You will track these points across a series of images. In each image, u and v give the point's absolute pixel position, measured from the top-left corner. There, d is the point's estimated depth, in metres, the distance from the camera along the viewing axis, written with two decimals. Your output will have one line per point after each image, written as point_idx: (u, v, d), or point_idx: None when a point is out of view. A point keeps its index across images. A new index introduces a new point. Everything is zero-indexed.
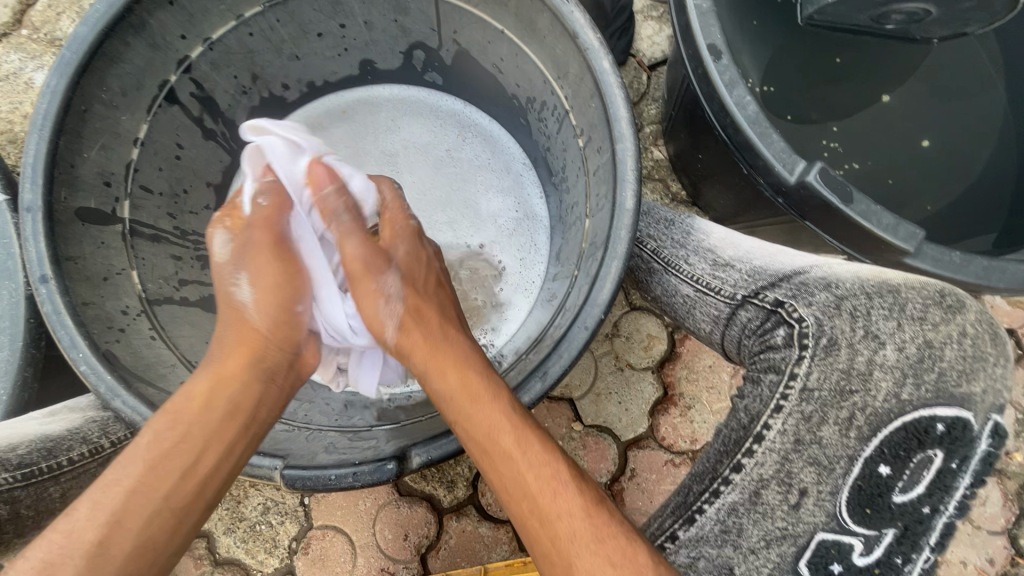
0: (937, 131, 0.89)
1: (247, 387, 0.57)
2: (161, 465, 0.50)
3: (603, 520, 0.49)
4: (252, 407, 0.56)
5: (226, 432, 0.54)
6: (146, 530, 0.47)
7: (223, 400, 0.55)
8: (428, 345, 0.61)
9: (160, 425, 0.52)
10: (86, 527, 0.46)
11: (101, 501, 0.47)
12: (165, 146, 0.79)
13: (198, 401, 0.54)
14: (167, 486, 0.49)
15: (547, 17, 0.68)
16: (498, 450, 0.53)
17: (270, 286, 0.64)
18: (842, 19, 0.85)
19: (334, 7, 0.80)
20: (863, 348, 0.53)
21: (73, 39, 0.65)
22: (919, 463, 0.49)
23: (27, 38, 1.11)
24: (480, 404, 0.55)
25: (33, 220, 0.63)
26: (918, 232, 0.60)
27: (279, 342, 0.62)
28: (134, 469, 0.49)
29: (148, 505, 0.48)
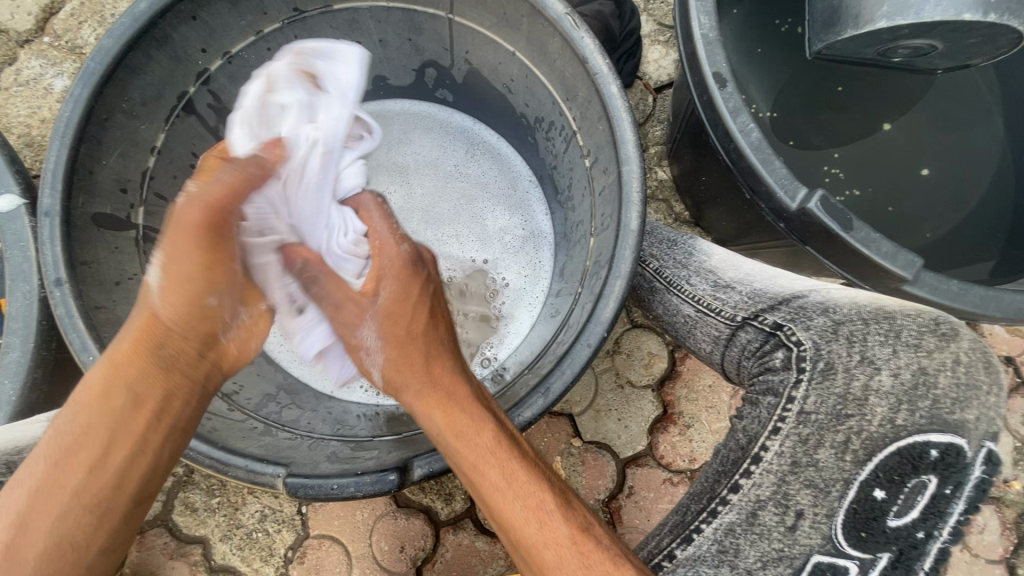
0: (936, 160, 0.90)
1: (145, 375, 0.50)
2: (60, 464, 0.48)
3: (591, 545, 0.50)
4: (150, 396, 0.50)
5: (131, 427, 0.49)
6: (58, 528, 0.47)
7: (123, 389, 0.50)
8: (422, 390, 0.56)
9: (64, 423, 0.49)
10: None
11: (7, 503, 0.48)
12: (180, 155, 0.81)
13: (100, 398, 0.49)
14: (73, 483, 0.48)
15: (557, 41, 0.70)
16: (485, 484, 0.52)
17: (182, 271, 0.50)
18: (849, 54, 0.85)
19: (350, 25, 0.83)
20: (860, 373, 0.54)
21: (98, 51, 0.67)
22: (913, 488, 0.51)
23: (49, 45, 1.14)
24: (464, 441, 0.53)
25: (50, 224, 0.65)
26: (917, 260, 0.61)
27: (186, 331, 0.52)
28: (37, 468, 0.48)
29: (55, 504, 0.47)
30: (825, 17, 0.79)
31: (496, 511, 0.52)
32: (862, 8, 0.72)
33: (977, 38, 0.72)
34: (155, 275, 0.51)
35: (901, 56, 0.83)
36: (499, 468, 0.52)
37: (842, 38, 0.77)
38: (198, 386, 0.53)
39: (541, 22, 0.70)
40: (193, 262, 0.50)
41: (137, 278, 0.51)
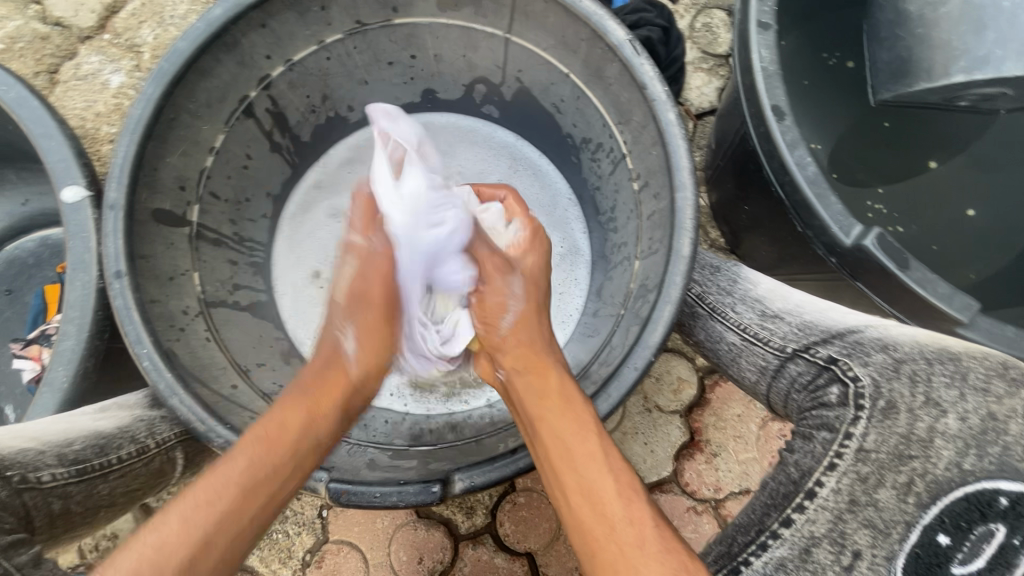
0: (982, 201, 0.90)
1: (327, 424, 0.62)
2: (253, 492, 0.54)
3: (671, 534, 0.50)
4: (321, 447, 0.61)
5: (301, 463, 0.58)
6: (224, 558, 0.51)
7: (311, 436, 0.60)
8: (531, 354, 0.67)
9: (248, 454, 0.55)
10: (176, 539, 0.49)
11: (189, 519, 0.50)
12: (236, 156, 0.83)
13: (280, 421, 0.59)
14: (251, 512, 0.53)
15: (616, 66, 0.71)
16: (569, 448, 0.56)
17: (372, 340, 0.70)
18: (918, 92, 0.86)
19: (408, 40, 0.85)
20: (925, 415, 0.52)
21: (173, 53, 0.69)
22: (980, 537, 0.48)
23: (109, 42, 1.18)
24: (562, 396, 0.60)
25: (115, 218, 0.66)
26: (973, 304, 0.61)
27: (361, 391, 0.68)
28: (227, 492, 0.52)
29: (233, 528, 0.51)
30: (892, 66, 0.88)
31: (575, 475, 0.55)
32: (934, 63, 0.81)
33: None
34: (354, 348, 0.69)
35: (966, 100, 0.88)
36: (582, 432, 0.57)
37: (915, 88, 0.85)
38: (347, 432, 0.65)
39: (600, 46, 0.71)
40: (377, 323, 0.71)
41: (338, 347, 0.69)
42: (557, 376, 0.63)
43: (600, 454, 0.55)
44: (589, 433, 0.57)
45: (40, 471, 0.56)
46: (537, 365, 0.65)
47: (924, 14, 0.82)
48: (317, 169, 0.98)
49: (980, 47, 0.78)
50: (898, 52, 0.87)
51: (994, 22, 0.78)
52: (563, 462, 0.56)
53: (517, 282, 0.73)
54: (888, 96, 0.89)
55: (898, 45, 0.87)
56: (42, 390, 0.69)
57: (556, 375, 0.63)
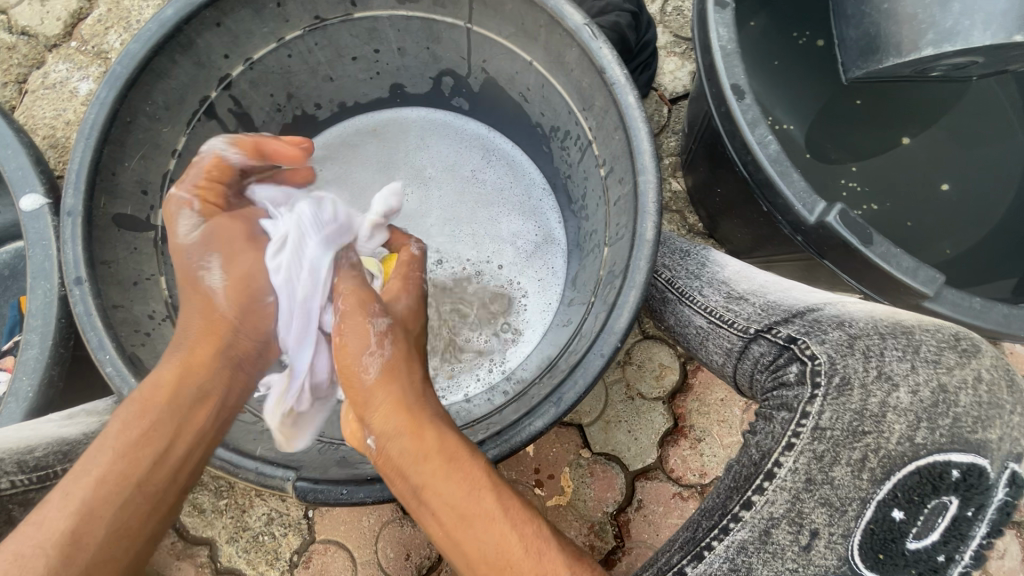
0: (956, 174, 0.89)
1: (210, 380, 0.62)
2: (132, 451, 0.55)
3: (577, 555, 0.52)
4: (214, 392, 0.62)
5: (191, 419, 0.59)
6: (116, 516, 0.52)
7: (189, 389, 0.60)
8: (402, 411, 0.59)
9: (129, 415, 0.56)
10: (51, 524, 0.50)
11: (70, 494, 0.52)
12: (201, 159, 0.82)
13: (165, 394, 0.58)
14: (136, 476, 0.54)
15: (575, 52, 0.71)
16: (459, 516, 0.53)
17: (239, 264, 0.67)
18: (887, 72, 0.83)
19: (370, 34, 0.84)
20: (877, 390, 0.52)
21: (125, 55, 0.68)
22: (932, 510, 0.49)
23: (76, 49, 1.17)
24: (445, 458, 0.55)
25: (73, 224, 0.66)
26: (938, 277, 0.61)
27: (246, 328, 0.67)
28: (104, 455, 0.54)
29: (117, 490, 0.53)
30: (862, 43, 0.82)
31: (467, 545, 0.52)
32: (902, 38, 0.75)
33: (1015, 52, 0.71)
34: (220, 280, 0.66)
35: (939, 70, 0.83)
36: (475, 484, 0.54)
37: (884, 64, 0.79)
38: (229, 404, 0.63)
39: (559, 32, 0.71)
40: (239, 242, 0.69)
41: (204, 284, 0.66)
42: (434, 432, 0.57)
43: (492, 500, 0.53)
44: (485, 490, 0.54)
45: None
46: (411, 425, 0.58)
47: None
48: None
49: (946, 18, 0.70)
50: (865, 29, 0.80)
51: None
52: (451, 535, 0.53)
53: (383, 320, 0.65)
54: (859, 74, 0.85)
55: (865, 20, 0.80)
56: (8, 400, 0.69)
57: (435, 433, 0.57)
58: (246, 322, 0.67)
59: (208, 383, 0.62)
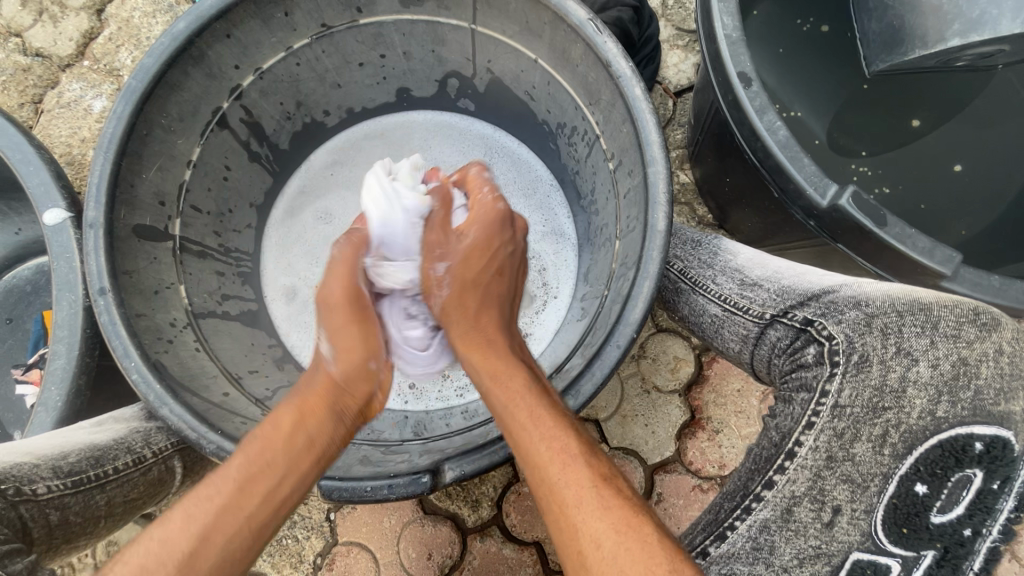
0: (969, 155, 0.88)
1: (324, 427, 0.57)
2: (248, 487, 0.52)
3: (612, 492, 0.50)
4: (325, 444, 0.57)
5: (301, 464, 0.55)
6: (225, 548, 0.49)
7: (307, 433, 0.56)
8: (467, 335, 0.65)
9: (252, 447, 0.54)
10: (177, 539, 0.48)
11: (192, 515, 0.50)
12: (215, 168, 0.84)
13: (286, 436, 0.55)
14: (248, 508, 0.51)
15: (580, 47, 0.71)
16: (514, 425, 0.56)
17: (347, 334, 0.62)
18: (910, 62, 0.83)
19: (376, 39, 0.85)
20: (897, 364, 0.52)
21: (140, 70, 0.70)
22: (956, 484, 0.50)
23: (89, 68, 1.19)
24: (504, 377, 0.59)
25: (95, 235, 0.68)
26: (956, 256, 0.60)
27: (351, 391, 0.61)
28: (226, 486, 0.51)
29: (231, 524, 0.50)
30: (884, 36, 0.84)
31: (522, 447, 0.54)
32: (927, 30, 0.76)
33: None
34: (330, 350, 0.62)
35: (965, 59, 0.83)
36: (526, 406, 0.56)
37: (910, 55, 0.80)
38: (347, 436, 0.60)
39: (563, 28, 0.71)
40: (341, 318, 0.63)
41: (313, 348, 0.63)
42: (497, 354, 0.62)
43: (538, 420, 0.55)
44: (523, 398, 0.57)
45: (35, 484, 0.58)
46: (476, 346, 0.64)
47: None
48: (299, 176, 0.98)
49: None
50: (889, 21, 0.82)
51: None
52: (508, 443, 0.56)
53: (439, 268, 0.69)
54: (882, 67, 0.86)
55: (888, 14, 0.82)
56: (37, 410, 0.70)
57: (493, 354, 0.62)
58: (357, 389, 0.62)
59: (333, 418, 0.58)
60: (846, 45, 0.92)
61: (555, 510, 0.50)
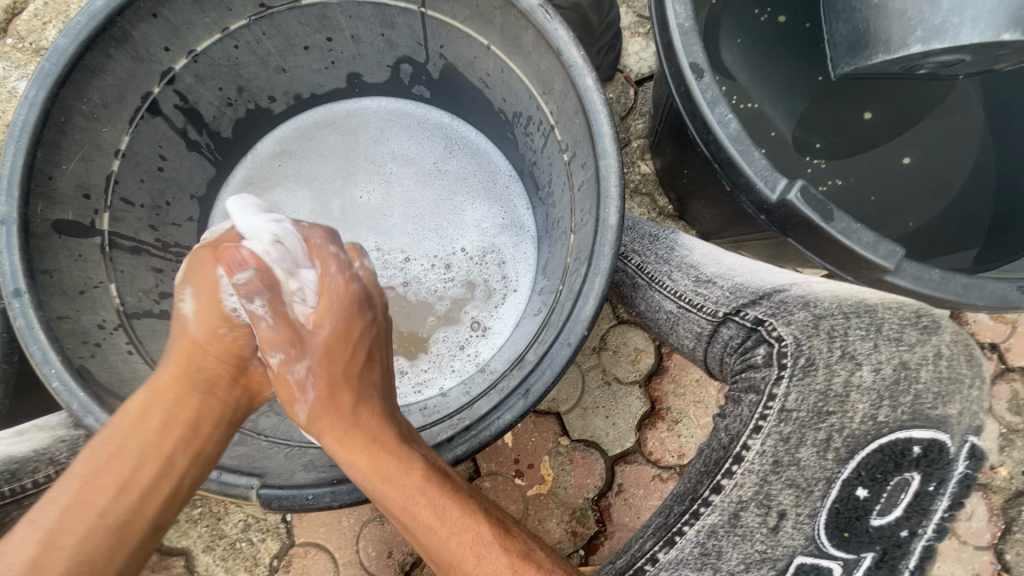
0: (919, 147, 0.89)
1: (184, 402, 0.58)
2: (95, 484, 0.52)
3: (531, 569, 0.52)
4: (192, 432, 0.57)
5: (159, 450, 0.55)
6: (79, 550, 0.49)
7: (161, 416, 0.56)
8: (337, 430, 0.60)
9: (98, 442, 0.54)
10: (20, 547, 0.49)
11: (35, 520, 0.50)
12: (148, 158, 0.79)
13: (135, 425, 0.55)
14: (101, 503, 0.51)
15: (531, 34, 0.68)
16: (418, 523, 0.54)
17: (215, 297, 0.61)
18: (875, 69, 0.81)
19: (320, 21, 0.80)
20: (841, 369, 0.53)
21: (54, 51, 0.64)
22: (895, 486, 0.51)
23: (12, 47, 1.10)
24: (389, 477, 0.55)
25: (7, 233, 0.62)
26: (898, 250, 0.61)
27: (219, 354, 0.61)
28: (71, 485, 0.52)
29: (84, 521, 0.50)
30: (850, 39, 0.79)
31: (435, 551, 0.54)
32: (891, 35, 0.71)
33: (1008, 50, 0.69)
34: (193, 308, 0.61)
35: (927, 69, 0.81)
36: (427, 499, 0.54)
37: (871, 62, 0.76)
38: (229, 414, 0.60)
39: (514, 14, 0.68)
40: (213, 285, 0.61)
41: (176, 312, 0.62)
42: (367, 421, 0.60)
43: (447, 513, 0.54)
44: (415, 497, 0.55)
45: None
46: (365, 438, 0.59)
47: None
48: (245, 166, 0.94)
49: (936, 16, 0.67)
50: (855, 24, 0.77)
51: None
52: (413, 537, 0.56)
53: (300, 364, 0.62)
54: (848, 70, 0.82)
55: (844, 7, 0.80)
56: None
57: (365, 439, 0.58)
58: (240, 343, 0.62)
59: (193, 398, 0.58)
60: (799, 37, 0.92)
61: None
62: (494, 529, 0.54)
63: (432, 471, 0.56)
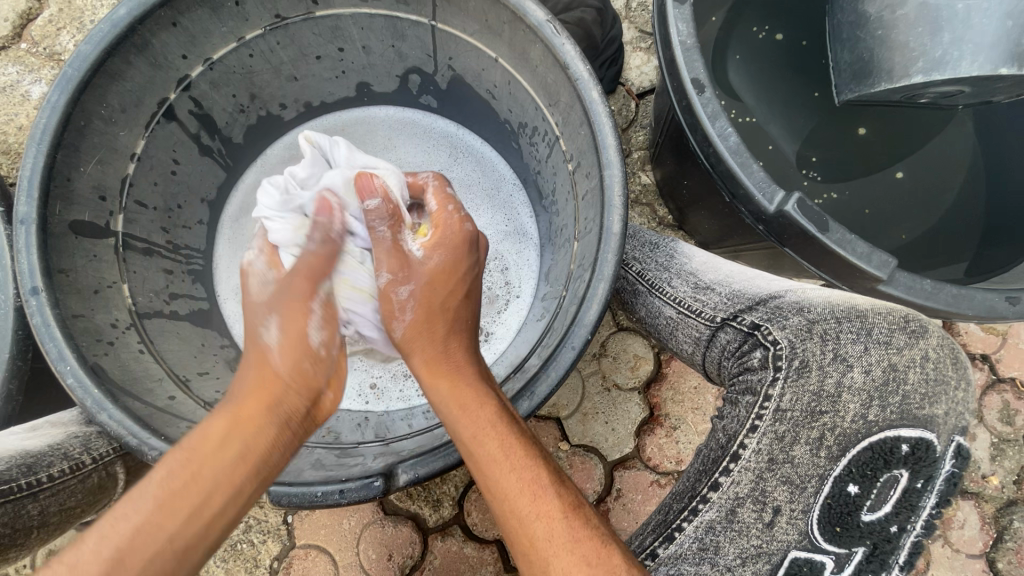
0: (912, 161, 0.92)
1: (262, 434, 0.54)
2: (170, 504, 0.49)
3: (580, 523, 0.52)
4: (268, 459, 0.54)
5: (234, 477, 0.51)
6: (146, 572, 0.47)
7: (240, 441, 0.53)
8: (427, 354, 0.61)
9: (173, 461, 0.51)
10: (89, 562, 0.46)
11: (104, 536, 0.47)
12: (162, 162, 0.81)
13: (212, 447, 0.52)
14: (173, 527, 0.48)
15: (539, 48, 0.71)
16: (484, 457, 0.54)
17: (296, 309, 0.62)
18: (879, 97, 0.83)
19: (333, 32, 0.83)
20: (833, 370, 0.55)
21: (77, 58, 0.66)
22: (885, 483, 0.53)
23: (26, 51, 1.12)
24: (467, 410, 0.57)
25: (26, 232, 0.64)
26: (891, 261, 0.63)
27: (299, 387, 0.58)
28: (144, 505, 0.49)
29: (150, 546, 0.47)
30: (855, 67, 0.80)
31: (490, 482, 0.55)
32: (893, 66, 0.74)
33: (1008, 84, 0.71)
34: (276, 337, 0.60)
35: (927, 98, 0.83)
36: (501, 437, 0.55)
37: (876, 90, 0.78)
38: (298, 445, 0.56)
39: (522, 29, 0.71)
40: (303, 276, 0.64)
41: (258, 338, 0.60)
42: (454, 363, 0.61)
43: (511, 451, 0.55)
44: (490, 433, 0.55)
45: None
46: (431, 367, 0.61)
47: (883, 15, 0.73)
48: (255, 169, 0.96)
49: (936, 48, 0.69)
50: (859, 55, 0.78)
51: (950, 22, 0.68)
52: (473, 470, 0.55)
53: (405, 291, 0.64)
54: (851, 97, 0.83)
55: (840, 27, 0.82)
56: None
57: (448, 377, 0.60)
58: (312, 371, 0.60)
59: (274, 429, 0.55)
60: (796, 55, 0.95)
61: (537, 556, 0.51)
62: (555, 480, 0.55)
63: (504, 413, 0.57)
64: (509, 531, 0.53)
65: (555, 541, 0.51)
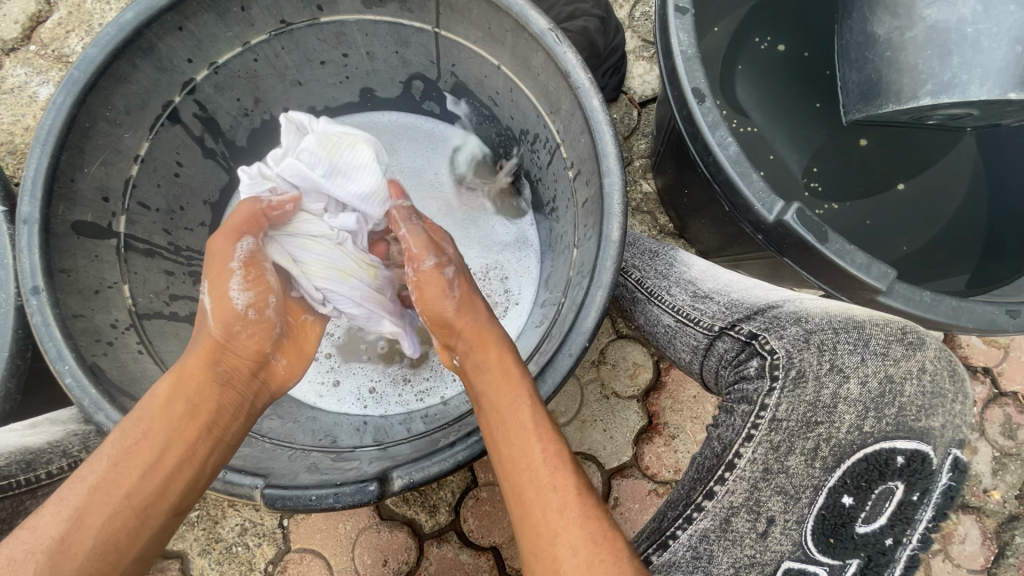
0: (913, 173, 0.92)
1: (204, 396, 0.58)
2: (125, 463, 0.53)
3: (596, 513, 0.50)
4: (214, 421, 0.59)
5: (182, 439, 0.56)
6: (105, 529, 0.50)
7: (183, 403, 0.57)
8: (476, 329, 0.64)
9: (127, 424, 0.55)
10: (50, 523, 0.49)
11: (63, 499, 0.51)
12: (165, 164, 0.81)
13: (160, 410, 0.56)
14: (128, 484, 0.52)
15: (541, 56, 0.71)
16: (516, 426, 0.55)
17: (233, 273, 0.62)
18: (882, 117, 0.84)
19: (338, 38, 0.83)
20: (830, 381, 0.55)
21: (82, 60, 0.66)
22: (880, 495, 0.52)
23: (36, 53, 1.14)
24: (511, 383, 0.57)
25: (29, 232, 0.64)
26: (890, 272, 0.63)
27: (241, 351, 0.62)
28: (99, 464, 0.53)
29: (107, 504, 0.51)
30: (863, 86, 0.82)
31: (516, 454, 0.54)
32: (903, 86, 0.74)
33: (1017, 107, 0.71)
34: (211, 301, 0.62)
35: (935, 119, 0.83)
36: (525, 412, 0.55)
37: (884, 110, 0.79)
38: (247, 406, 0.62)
39: (524, 37, 0.71)
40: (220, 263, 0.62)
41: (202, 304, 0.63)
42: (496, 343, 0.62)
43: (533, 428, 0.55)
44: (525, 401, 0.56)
45: None
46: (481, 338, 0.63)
47: (892, 37, 0.74)
48: None
49: (946, 70, 0.69)
50: (867, 74, 0.80)
51: (959, 45, 0.68)
52: (500, 436, 0.55)
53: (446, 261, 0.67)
54: (860, 116, 0.86)
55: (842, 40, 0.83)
56: None
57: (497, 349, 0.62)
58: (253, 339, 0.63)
59: (214, 395, 0.59)
60: (796, 66, 0.95)
61: (538, 526, 0.50)
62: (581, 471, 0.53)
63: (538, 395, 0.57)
64: (515, 499, 0.53)
65: (569, 515, 0.50)
